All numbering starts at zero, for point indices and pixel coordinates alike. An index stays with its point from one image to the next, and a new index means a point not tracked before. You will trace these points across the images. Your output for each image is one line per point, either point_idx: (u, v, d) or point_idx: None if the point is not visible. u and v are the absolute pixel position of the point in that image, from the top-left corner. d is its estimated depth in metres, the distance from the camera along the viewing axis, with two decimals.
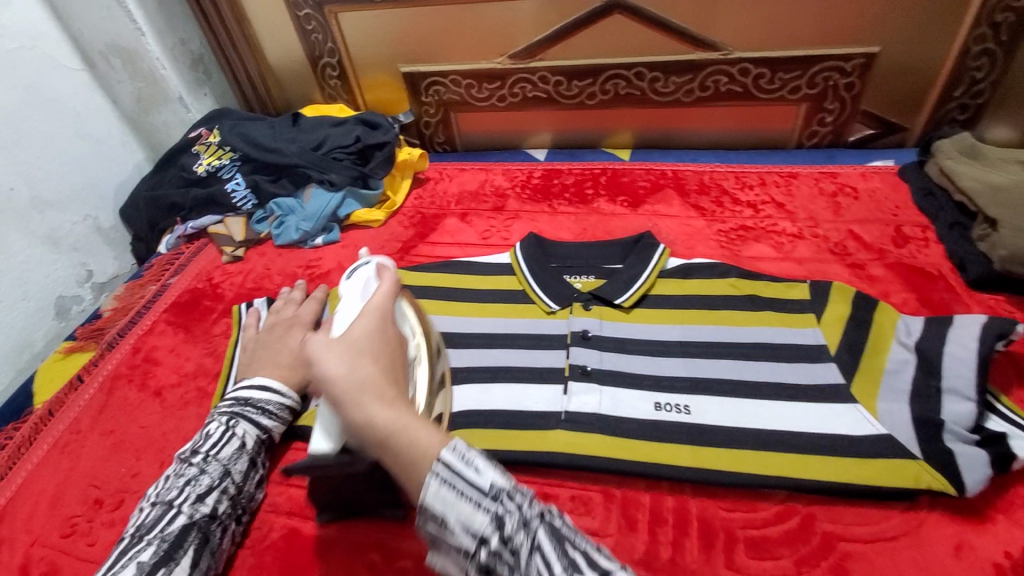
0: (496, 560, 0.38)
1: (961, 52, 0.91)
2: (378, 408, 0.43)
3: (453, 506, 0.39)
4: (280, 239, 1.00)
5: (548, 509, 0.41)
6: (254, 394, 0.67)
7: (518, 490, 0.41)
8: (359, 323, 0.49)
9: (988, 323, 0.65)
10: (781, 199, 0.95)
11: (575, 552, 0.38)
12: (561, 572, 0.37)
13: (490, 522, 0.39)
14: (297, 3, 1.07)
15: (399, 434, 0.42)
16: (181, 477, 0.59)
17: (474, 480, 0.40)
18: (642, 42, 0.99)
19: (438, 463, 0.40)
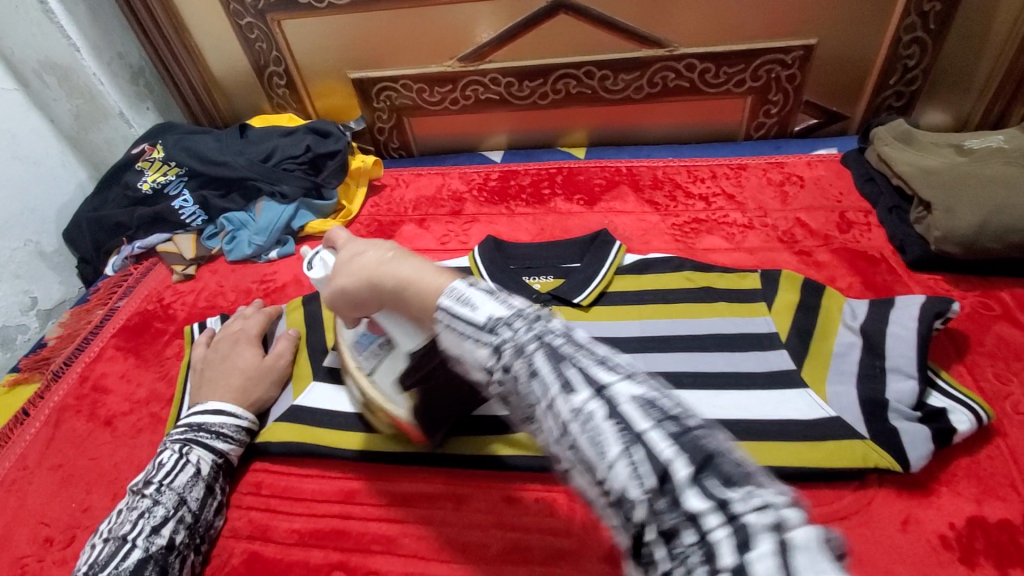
0: (505, 387, 0.35)
1: (893, 42, 0.94)
2: (399, 268, 0.42)
3: (458, 344, 0.37)
4: (233, 255, 0.98)
5: (550, 327, 0.35)
6: (206, 417, 0.67)
7: (518, 314, 0.36)
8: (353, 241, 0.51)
9: (924, 303, 0.68)
10: (731, 191, 0.97)
11: (571, 371, 0.33)
12: (558, 392, 0.32)
13: (490, 356, 0.35)
14: (238, 11, 1.04)
15: (409, 280, 0.41)
16: (134, 510, 0.58)
17: (469, 317, 0.36)
18: (588, 41, 1.00)
19: (439, 310, 0.38)
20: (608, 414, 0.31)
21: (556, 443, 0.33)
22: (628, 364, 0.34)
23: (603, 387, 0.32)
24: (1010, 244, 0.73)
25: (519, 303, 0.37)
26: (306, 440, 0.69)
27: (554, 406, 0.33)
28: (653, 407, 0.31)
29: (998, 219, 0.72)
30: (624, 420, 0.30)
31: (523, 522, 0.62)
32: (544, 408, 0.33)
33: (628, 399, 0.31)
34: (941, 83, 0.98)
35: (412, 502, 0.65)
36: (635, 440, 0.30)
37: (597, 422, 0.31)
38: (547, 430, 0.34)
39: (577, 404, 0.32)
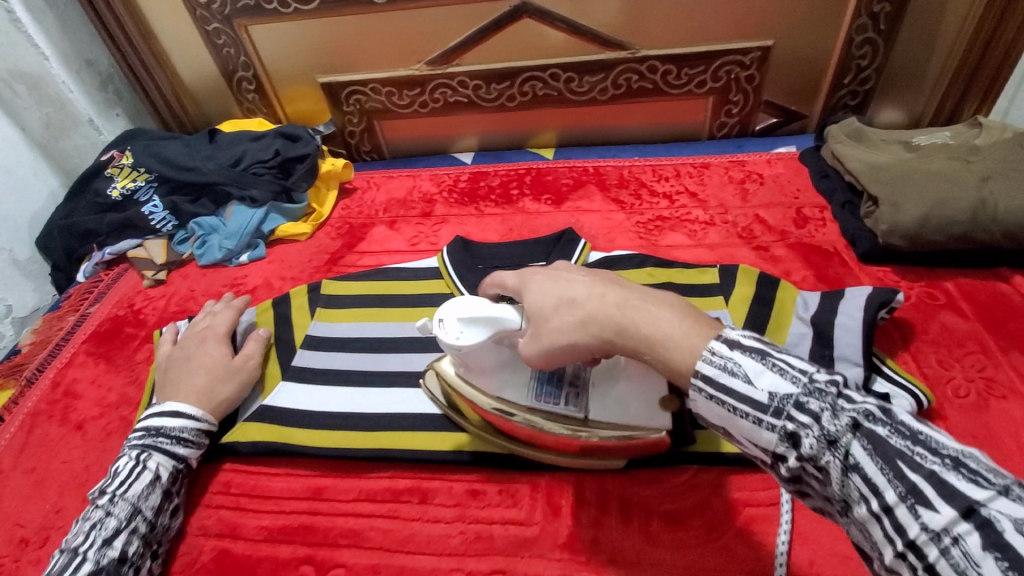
0: (801, 471, 0.39)
1: (845, 42, 0.97)
2: (652, 311, 0.45)
3: (733, 424, 0.42)
4: (204, 259, 0.98)
5: (861, 411, 0.38)
6: (161, 420, 0.67)
7: (807, 393, 0.39)
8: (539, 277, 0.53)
9: (870, 294, 0.71)
10: (694, 188, 1.00)
11: (912, 475, 0.34)
12: (897, 497, 0.34)
13: (782, 439, 0.40)
14: (205, 17, 1.05)
15: (657, 339, 0.44)
16: (88, 522, 0.60)
17: (751, 394, 0.40)
18: (552, 44, 1.02)
19: (696, 377, 0.42)
20: (979, 535, 0.31)
21: (891, 553, 0.34)
22: (983, 466, 0.34)
23: (970, 504, 0.32)
24: (951, 236, 0.76)
25: (801, 378, 0.40)
26: (273, 441, 0.70)
27: (887, 510, 0.34)
28: (1014, 509, 0.31)
29: (940, 212, 0.76)
30: (1009, 552, 0.29)
31: (486, 514, 0.63)
32: (856, 498, 0.37)
33: (1006, 521, 0.30)
34: (893, 82, 1.01)
35: (378, 497, 0.66)
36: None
37: (931, 523, 0.33)
38: (870, 528, 0.36)
39: (894, 500, 0.34)
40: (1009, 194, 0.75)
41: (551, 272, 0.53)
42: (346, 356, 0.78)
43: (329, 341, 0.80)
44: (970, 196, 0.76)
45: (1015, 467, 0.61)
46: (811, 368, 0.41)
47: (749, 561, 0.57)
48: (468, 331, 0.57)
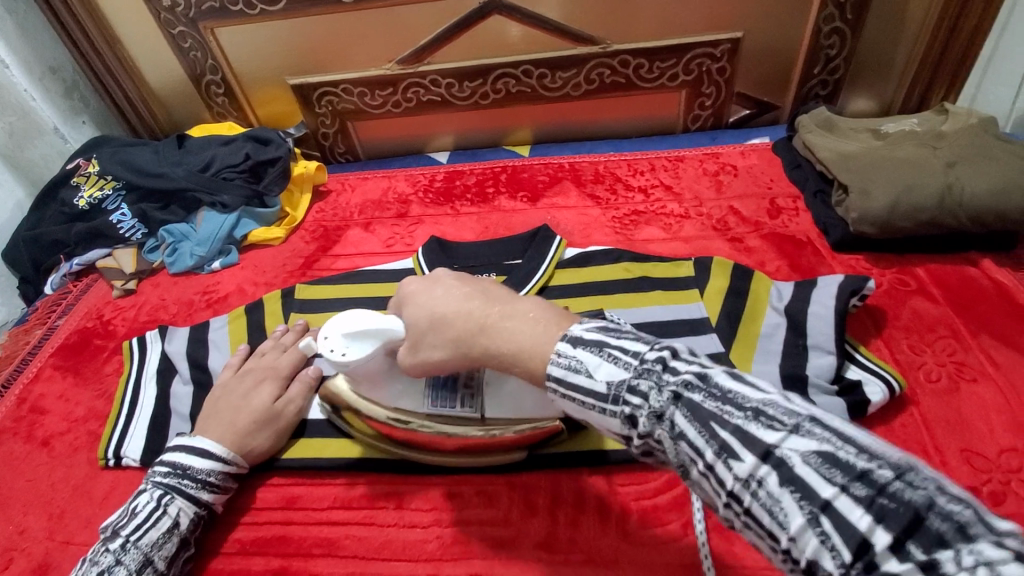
0: (648, 445, 0.41)
1: (814, 32, 0.98)
2: (513, 327, 0.46)
3: (586, 412, 0.42)
4: (175, 267, 0.96)
5: (680, 383, 0.39)
6: (195, 461, 0.62)
7: (641, 375, 0.40)
8: (416, 286, 0.53)
9: (842, 282, 0.71)
10: (668, 182, 1.00)
11: (724, 434, 0.35)
12: (716, 457, 0.36)
13: (627, 421, 0.40)
14: (169, 20, 1.03)
15: (523, 348, 0.45)
16: (95, 566, 0.55)
17: (592, 387, 0.41)
18: (523, 40, 1.02)
19: (550, 381, 0.43)
20: (780, 477, 0.33)
21: (727, 507, 0.37)
22: (781, 408, 0.35)
23: (769, 450, 0.34)
24: (920, 222, 0.77)
25: (638, 356, 0.41)
26: None
27: (715, 472, 0.36)
28: (824, 466, 0.32)
29: (908, 199, 0.77)
30: (802, 486, 0.32)
31: (463, 516, 0.63)
32: (698, 469, 0.37)
33: (797, 459, 0.33)
34: (862, 70, 1.02)
35: (354, 504, 0.65)
36: (819, 507, 0.31)
37: (767, 487, 0.33)
38: (706, 483, 0.37)
39: (742, 471, 0.34)
40: (974, 179, 0.76)
41: (428, 283, 0.52)
42: None
43: None
44: (937, 183, 0.76)
45: (984, 450, 0.61)
46: (638, 347, 0.42)
47: (724, 554, 0.57)
48: (354, 347, 0.55)
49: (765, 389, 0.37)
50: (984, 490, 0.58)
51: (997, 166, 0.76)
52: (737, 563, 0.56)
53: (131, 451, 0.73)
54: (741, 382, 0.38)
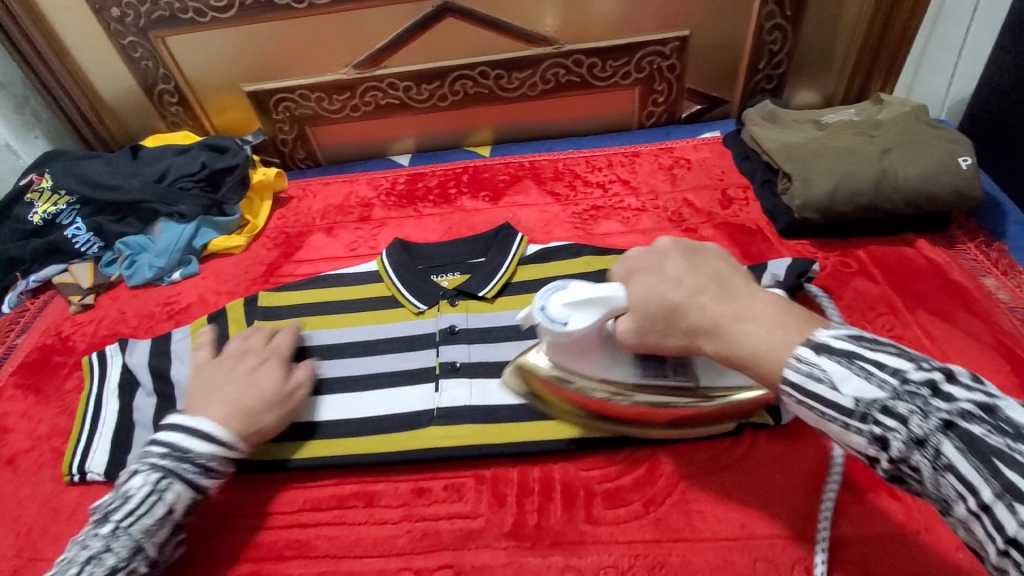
0: (897, 470, 0.39)
1: (757, 29, 1.02)
2: (746, 327, 0.46)
3: (828, 426, 0.41)
4: (133, 280, 0.95)
5: (954, 410, 0.36)
6: (188, 446, 0.59)
7: (897, 396, 0.38)
8: (669, 262, 0.52)
9: (789, 266, 0.74)
10: (625, 177, 1.02)
11: (1009, 474, 0.33)
12: (992, 492, 0.34)
13: (875, 442, 0.39)
14: (118, 30, 1.01)
15: (755, 352, 0.45)
16: (85, 551, 0.54)
17: (840, 401, 0.40)
18: (478, 42, 1.03)
19: (793, 386, 0.42)
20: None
21: (991, 546, 0.35)
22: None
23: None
24: (859, 207, 0.81)
25: (898, 376, 0.39)
26: None
27: (985, 509, 0.34)
28: None
29: (847, 185, 0.81)
30: None
31: (433, 510, 0.64)
32: (963, 506, 0.35)
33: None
34: (804, 64, 1.06)
35: (323, 505, 0.66)
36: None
37: None
38: (970, 523, 0.35)
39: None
40: (906, 164, 0.80)
41: (654, 259, 0.53)
42: None
43: None
44: (873, 168, 0.81)
45: None
46: (899, 364, 0.39)
47: (683, 530, 0.60)
48: (581, 312, 0.55)
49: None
50: None
51: (927, 151, 0.81)
52: (695, 537, 0.59)
53: (96, 466, 0.72)
54: None
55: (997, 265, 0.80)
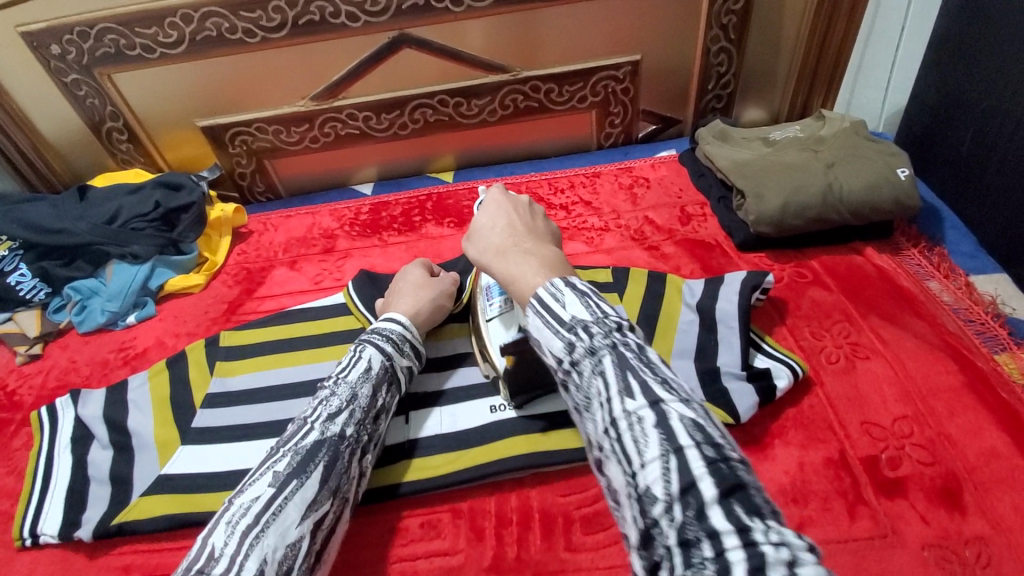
0: (570, 375, 0.44)
1: (704, 52, 1.06)
2: (518, 261, 0.52)
3: (541, 330, 0.45)
4: (84, 326, 0.91)
5: (623, 340, 0.42)
6: (387, 324, 0.67)
7: (598, 321, 0.43)
8: (495, 207, 0.60)
9: (744, 279, 0.77)
10: (588, 198, 1.04)
11: (635, 381, 0.39)
12: (618, 395, 0.39)
13: (567, 348, 0.44)
14: (60, 68, 0.98)
15: (516, 277, 0.51)
16: (314, 399, 0.59)
17: (558, 313, 0.44)
18: (436, 71, 1.04)
19: (530, 305, 0.47)
20: (660, 425, 0.37)
21: (602, 432, 0.40)
22: (683, 387, 0.40)
23: (659, 403, 0.38)
24: (809, 220, 0.85)
25: (605, 310, 0.44)
26: (176, 511, 0.66)
27: (610, 403, 0.40)
28: (698, 429, 0.37)
29: (796, 199, 0.84)
30: (668, 432, 0.37)
31: (410, 550, 0.62)
32: (601, 402, 0.41)
33: (678, 418, 0.37)
34: (750, 84, 1.12)
35: None
36: (675, 451, 0.36)
37: (645, 425, 0.37)
38: (598, 419, 0.41)
39: (630, 409, 0.39)
40: (850, 177, 0.84)
41: (505, 201, 0.61)
42: (252, 408, 0.75)
43: (234, 395, 0.77)
44: (820, 182, 0.84)
45: (880, 420, 0.68)
46: (611, 308, 0.45)
47: None
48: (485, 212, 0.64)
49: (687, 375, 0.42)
50: (883, 456, 0.65)
51: (868, 165, 0.86)
52: None
53: (48, 528, 0.68)
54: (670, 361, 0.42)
55: (939, 268, 0.85)
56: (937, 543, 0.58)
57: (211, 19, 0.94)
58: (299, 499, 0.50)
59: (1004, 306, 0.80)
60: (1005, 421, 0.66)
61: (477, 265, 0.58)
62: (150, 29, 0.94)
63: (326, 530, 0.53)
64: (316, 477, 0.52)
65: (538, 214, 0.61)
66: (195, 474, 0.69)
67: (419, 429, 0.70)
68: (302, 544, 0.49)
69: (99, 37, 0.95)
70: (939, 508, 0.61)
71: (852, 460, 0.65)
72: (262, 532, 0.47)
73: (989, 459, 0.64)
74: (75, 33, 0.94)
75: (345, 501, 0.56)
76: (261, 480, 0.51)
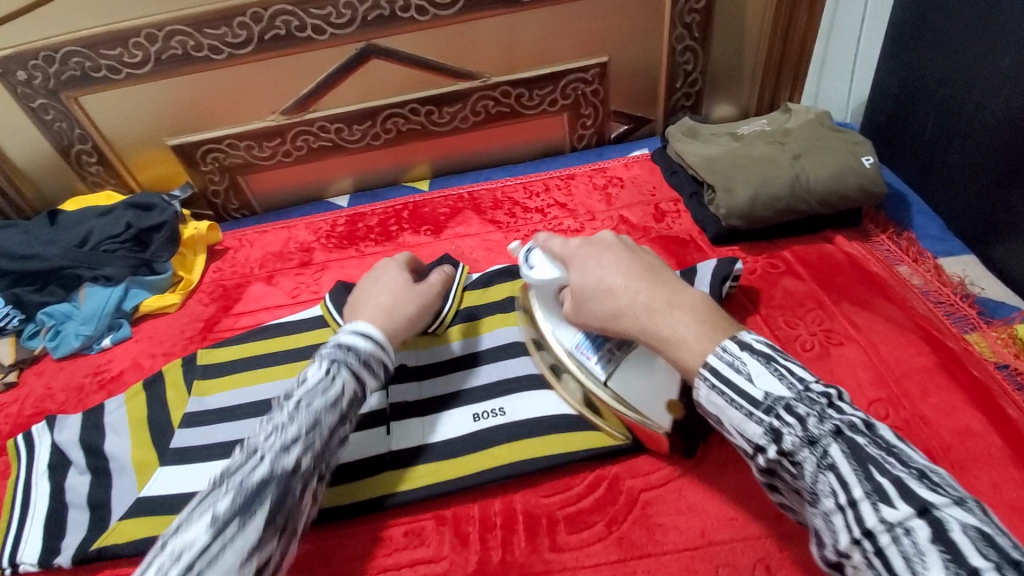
0: (779, 464, 0.44)
1: (670, 51, 1.08)
2: (670, 318, 0.51)
3: (722, 409, 0.46)
4: (59, 351, 0.89)
5: (844, 421, 0.42)
6: (358, 340, 0.61)
7: (800, 398, 0.44)
8: (607, 252, 0.59)
9: (714, 269, 0.79)
10: (563, 200, 1.05)
11: (882, 479, 0.39)
12: (864, 496, 0.39)
13: (767, 433, 0.44)
14: (26, 94, 0.97)
15: (674, 341, 0.50)
16: (270, 425, 0.54)
17: (748, 390, 0.45)
18: (407, 81, 1.05)
19: (704, 367, 0.47)
20: (931, 533, 0.36)
21: (845, 539, 0.39)
22: (945, 483, 0.39)
23: (929, 509, 0.36)
24: (779, 211, 0.86)
25: (802, 385, 0.45)
26: (155, 534, 0.65)
27: (850, 502, 0.39)
28: (990, 542, 0.34)
29: (765, 192, 0.85)
30: (952, 547, 0.34)
31: (394, 559, 0.62)
32: (833, 497, 0.40)
33: (957, 524, 0.35)
34: (717, 81, 1.13)
35: None
36: (968, 572, 0.33)
37: (915, 536, 0.36)
38: (834, 518, 0.40)
39: (890, 518, 0.37)
40: (817, 167, 0.85)
41: (597, 249, 0.59)
42: (230, 426, 0.75)
43: (212, 413, 0.76)
44: (787, 174, 0.86)
45: (857, 405, 0.69)
46: (806, 375, 0.45)
47: (647, 545, 0.60)
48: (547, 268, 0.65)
49: (928, 459, 0.41)
50: None
51: (833, 154, 0.87)
52: (659, 550, 0.59)
53: (26, 556, 0.66)
54: (904, 445, 0.42)
55: (908, 253, 0.87)
56: None
57: (176, 38, 0.94)
58: (241, 542, 0.46)
59: (972, 286, 0.82)
60: (977, 398, 0.67)
61: (607, 325, 0.57)
62: (114, 50, 0.94)
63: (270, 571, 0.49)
64: (264, 515, 0.48)
65: (637, 248, 0.60)
66: (173, 494, 0.68)
67: (402, 440, 0.70)
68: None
69: (64, 60, 0.94)
70: None
71: None
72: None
73: (963, 436, 0.64)
74: (39, 57, 0.93)
75: (294, 536, 0.52)
76: (200, 521, 0.46)
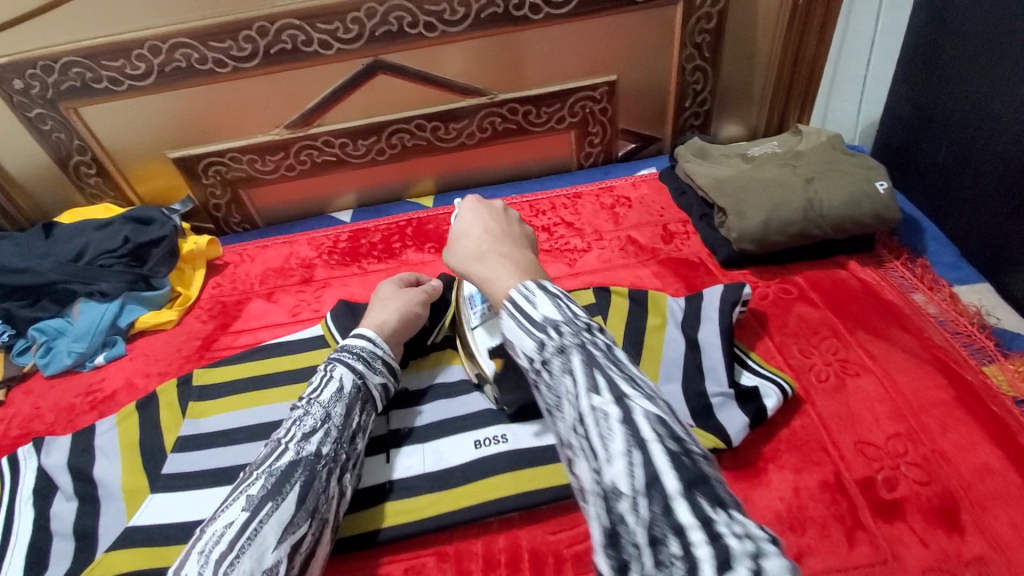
0: (540, 374, 0.42)
1: (679, 71, 1.07)
2: (501, 262, 0.53)
3: (514, 331, 0.44)
4: (50, 368, 0.87)
5: (592, 338, 0.41)
6: (355, 339, 0.67)
7: (568, 321, 0.42)
8: (487, 211, 0.62)
9: (722, 295, 0.77)
10: (570, 219, 1.03)
11: (599, 376, 0.38)
12: (586, 392, 0.38)
13: (538, 348, 0.42)
14: (25, 103, 0.95)
15: (490, 278, 0.52)
16: (287, 419, 0.58)
17: (530, 314, 0.43)
18: (414, 96, 1.04)
19: (507, 303, 0.46)
20: (623, 418, 0.36)
21: (569, 430, 0.39)
22: (648, 384, 0.40)
23: (625, 398, 0.37)
24: (791, 235, 0.84)
25: (575, 312, 0.43)
26: (143, 568, 0.62)
27: (578, 400, 0.38)
28: (664, 425, 0.36)
29: (777, 216, 0.84)
30: (636, 430, 0.35)
31: None
32: (569, 400, 0.39)
33: (643, 412, 0.36)
34: (726, 101, 1.13)
35: None
36: (640, 448, 0.35)
37: (611, 422, 0.36)
38: (565, 421, 0.40)
39: (597, 404, 0.37)
40: (830, 191, 0.84)
41: (478, 205, 0.64)
42: (226, 451, 0.72)
43: (207, 437, 0.74)
44: (800, 198, 0.84)
45: (873, 440, 0.67)
46: (577, 307, 0.44)
47: None
48: None
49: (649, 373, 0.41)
50: (879, 477, 0.63)
51: (845, 178, 0.86)
52: None
53: None
54: (632, 358, 0.41)
55: (923, 280, 0.85)
56: (939, 568, 0.56)
57: (180, 50, 0.92)
58: (276, 521, 0.49)
59: (989, 315, 0.80)
60: (997, 434, 0.65)
61: (457, 271, 0.60)
62: (116, 62, 0.92)
63: (304, 554, 0.51)
64: (293, 498, 0.51)
65: (514, 218, 0.63)
66: (164, 525, 0.65)
67: (402, 468, 0.68)
68: (280, 568, 0.48)
69: (64, 71, 0.92)
70: (940, 530, 0.59)
71: (848, 482, 0.63)
72: (238, 558, 0.46)
73: (985, 475, 0.62)
74: (38, 67, 0.91)
75: (325, 522, 0.54)
76: (235, 505, 0.49)
